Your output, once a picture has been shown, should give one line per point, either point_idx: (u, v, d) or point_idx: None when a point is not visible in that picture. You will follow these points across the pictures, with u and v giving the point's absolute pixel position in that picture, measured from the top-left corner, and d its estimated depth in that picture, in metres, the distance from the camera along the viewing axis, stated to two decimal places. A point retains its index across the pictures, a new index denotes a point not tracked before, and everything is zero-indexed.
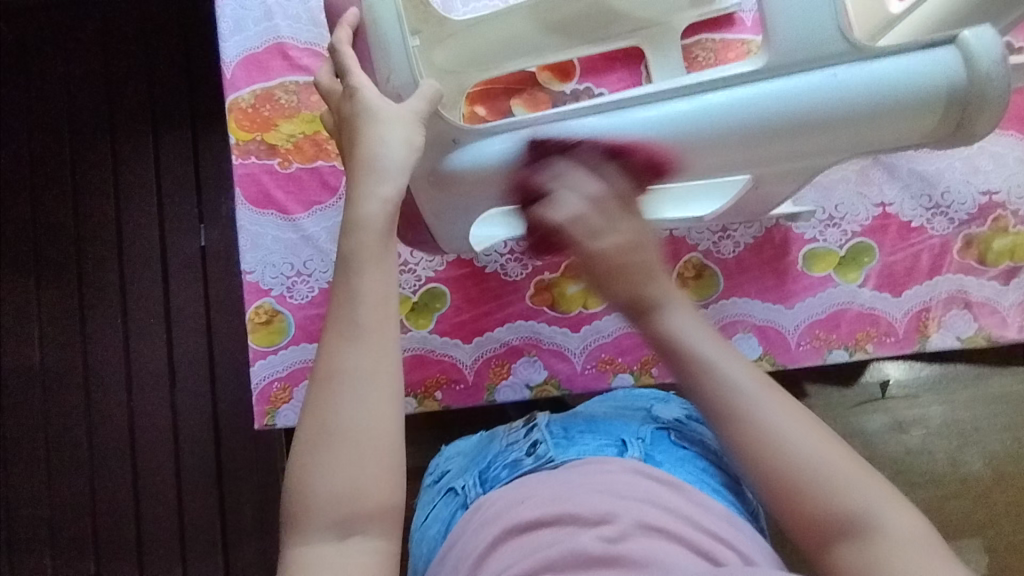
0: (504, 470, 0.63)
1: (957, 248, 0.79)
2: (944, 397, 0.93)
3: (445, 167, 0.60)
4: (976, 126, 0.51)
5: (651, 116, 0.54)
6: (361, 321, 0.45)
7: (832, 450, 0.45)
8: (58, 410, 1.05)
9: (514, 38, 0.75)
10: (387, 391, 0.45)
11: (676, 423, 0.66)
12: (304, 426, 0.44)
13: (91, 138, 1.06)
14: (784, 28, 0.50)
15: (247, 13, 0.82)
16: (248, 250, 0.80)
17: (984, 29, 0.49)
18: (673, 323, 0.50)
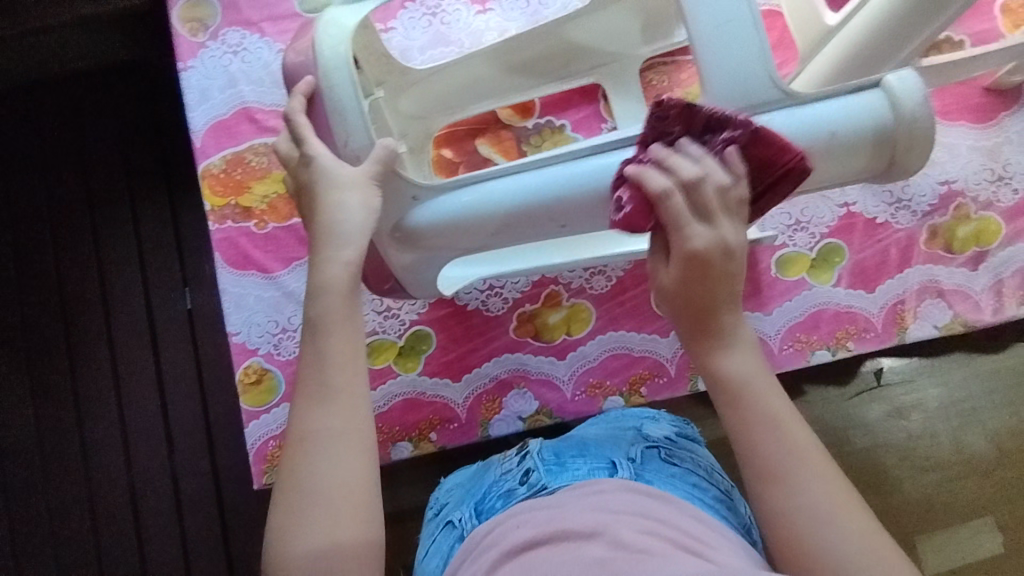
0: (499, 500, 0.64)
1: (923, 240, 0.81)
2: (937, 379, 0.94)
3: (410, 222, 0.62)
4: (907, 162, 0.57)
5: (600, 166, 0.58)
6: (329, 380, 0.47)
7: (839, 496, 0.48)
8: (58, 487, 1.05)
9: (474, 82, 0.78)
10: (357, 445, 0.46)
11: (665, 441, 0.70)
12: (281, 488, 0.45)
13: (70, 215, 1.07)
14: (720, 77, 0.54)
15: (211, 82, 0.84)
16: (232, 312, 0.81)
17: (907, 73, 0.55)
18: (731, 366, 0.53)
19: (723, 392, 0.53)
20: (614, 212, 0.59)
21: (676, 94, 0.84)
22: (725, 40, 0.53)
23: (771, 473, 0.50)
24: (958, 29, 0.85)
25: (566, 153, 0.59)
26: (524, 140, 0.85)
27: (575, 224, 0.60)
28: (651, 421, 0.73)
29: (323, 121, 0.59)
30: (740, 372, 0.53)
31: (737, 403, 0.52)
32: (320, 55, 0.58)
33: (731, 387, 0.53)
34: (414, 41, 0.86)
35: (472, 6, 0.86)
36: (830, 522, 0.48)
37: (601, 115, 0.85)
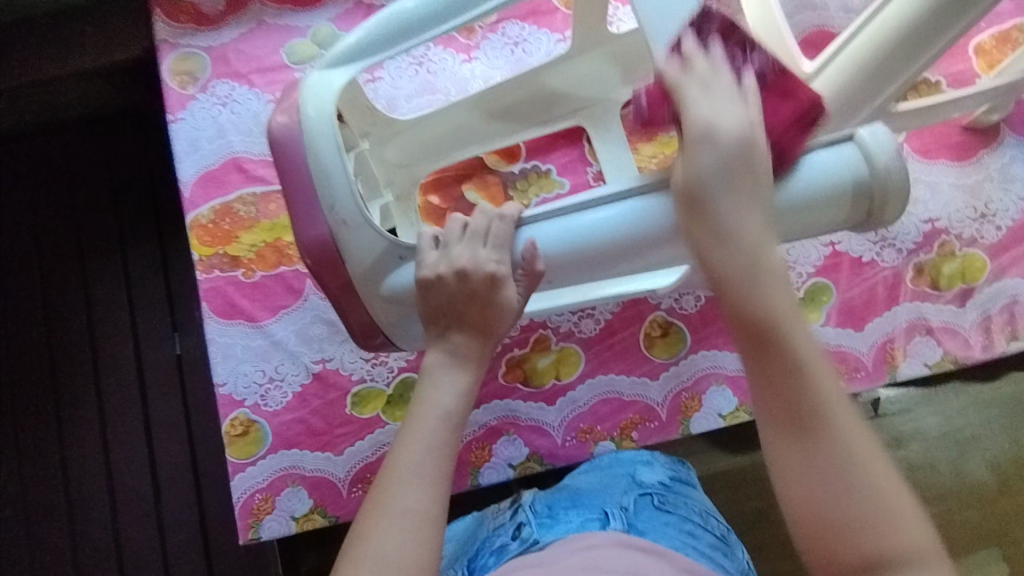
0: (491, 557, 0.63)
1: (909, 277, 0.81)
2: (937, 410, 0.94)
3: (389, 282, 0.62)
4: (885, 212, 0.57)
5: (593, 221, 0.59)
6: (421, 458, 0.51)
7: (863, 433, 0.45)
8: (42, 542, 1.02)
9: (458, 129, 0.79)
10: (428, 527, 0.49)
11: (659, 487, 0.70)
12: (351, 545, 0.49)
13: (61, 262, 1.07)
14: None
15: (200, 133, 0.85)
16: (219, 363, 0.80)
17: (878, 127, 0.57)
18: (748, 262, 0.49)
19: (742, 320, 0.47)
20: (618, 261, 0.59)
21: (660, 137, 0.84)
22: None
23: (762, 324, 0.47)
24: (935, 70, 0.87)
25: (566, 207, 0.60)
26: (510, 184, 0.85)
27: (584, 274, 0.61)
28: (644, 467, 0.73)
29: (306, 182, 0.60)
30: (769, 296, 0.47)
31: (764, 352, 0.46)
32: (305, 120, 0.59)
33: (765, 327, 0.46)
34: (400, 90, 0.87)
35: (458, 55, 0.88)
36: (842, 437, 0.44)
37: (587, 159, 0.85)
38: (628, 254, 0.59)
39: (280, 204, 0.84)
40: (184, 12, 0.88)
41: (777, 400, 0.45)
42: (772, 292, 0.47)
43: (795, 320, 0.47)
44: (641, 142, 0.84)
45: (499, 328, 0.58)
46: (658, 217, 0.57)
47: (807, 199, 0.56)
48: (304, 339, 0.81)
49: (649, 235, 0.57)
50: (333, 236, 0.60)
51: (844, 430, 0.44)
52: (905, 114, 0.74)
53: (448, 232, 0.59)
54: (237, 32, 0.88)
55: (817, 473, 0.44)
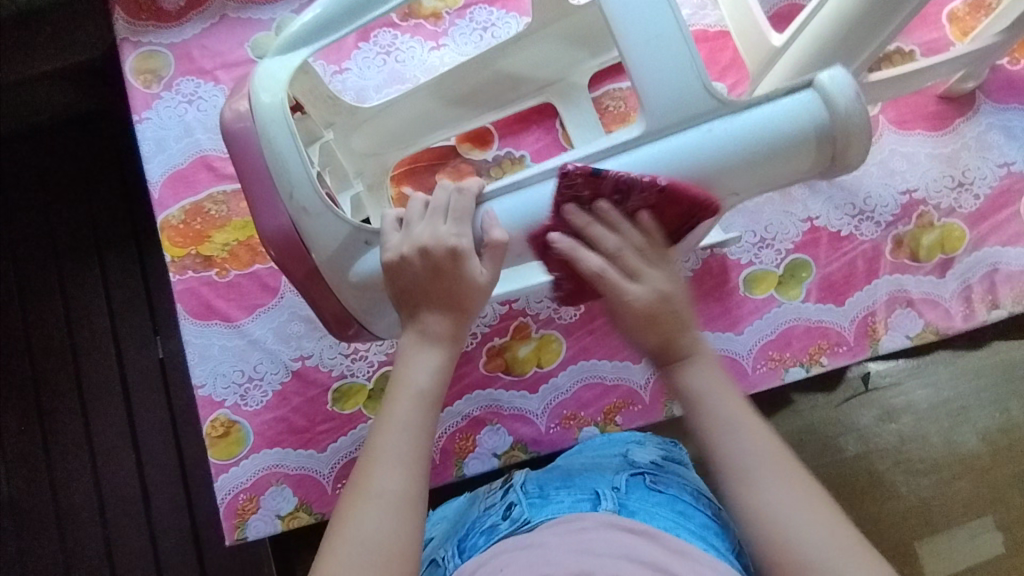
0: (481, 537, 0.63)
1: (889, 250, 0.81)
2: (924, 381, 0.94)
3: (358, 270, 0.61)
4: (849, 156, 0.55)
5: (551, 190, 0.58)
6: (397, 445, 0.53)
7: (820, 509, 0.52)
8: (33, 553, 1.02)
9: (425, 114, 0.77)
10: (407, 512, 0.51)
11: (650, 466, 0.70)
12: (333, 528, 0.51)
13: (37, 271, 1.06)
14: (656, 95, 0.54)
15: (167, 133, 0.84)
16: (197, 364, 0.79)
17: (837, 70, 0.55)
18: (694, 380, 0.58)
19: (695, 410, 0.57)
20: (586, 230, 0.58)
21: (634, 118, 0.83)
22: (658, 57, 0.54)
23: (738, 466, 0.55)
24: (908, 40, 0.86)
25: (526, 178, 0.59)
26: (485, 172, 0.84)
27: (551, 245, 0.60)
28: (637, 446, 0.73)
29: (263, 171, 0.59)
30: (704, 388, 0.58)
31: (713, 435, 0.56)
32: (258, 110, 0.58)
33: (711, 415, 0.57)
34: (369, 81, 0.85)
35: (426, 42, 0.86)
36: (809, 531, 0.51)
37: (561, 142, 0.84)
38: (596, 222, 0.58)
39: None
40: (145, 10, 0.86)
41: (734, 469, 0.55)
42: (703, 384, 0.58)
43: (734, 409, 0.57)
44: (615, 124, 0.83)
45: (471, 305, 0.57)
46: (625, 181, 0.56)
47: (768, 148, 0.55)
48: (282, 336, 0.80)
49: (616, 199, 0.57)
50: (294, 225, 0.60)
51: (784, 486, 0.53)
52: (876, 85, 0.73)
53: (410, 212, 0.59)
54: (199, 28, 0.86)
55: (767, 526, 0.52)
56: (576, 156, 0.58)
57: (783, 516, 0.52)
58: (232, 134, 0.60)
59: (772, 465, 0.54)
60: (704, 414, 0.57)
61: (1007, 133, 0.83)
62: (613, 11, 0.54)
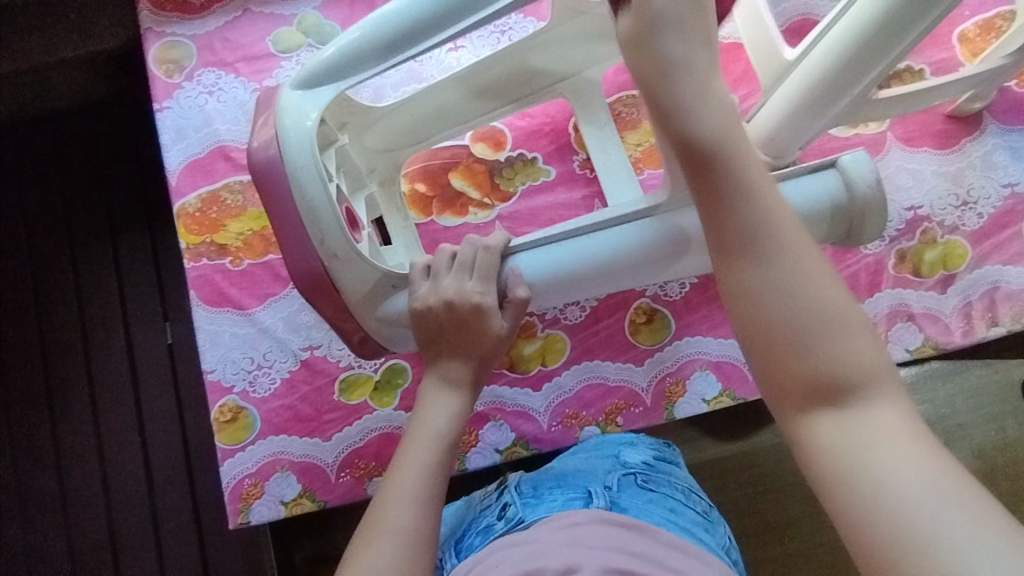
0: (478, 537, 0.65)
1: (891, 264, 0.82)
2: (921, 396, 0.95)
3: (387, 310, 0.64)
4: (863, 233, 0.62)
5: (579, 247, 0.62)
6: (412, 483, 0.55)
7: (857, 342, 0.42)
8: (35, 530, 1.03)
9: (442, 110, 0.78)
10: (419, 547, 0.52)
11: (641, 466, 0.71)
12: (347, 560, 0.52)
13: (51, 252, 1.07)
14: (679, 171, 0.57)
15: (187, 122, 0.85)
16: (207, 350, 0.81)
17: (857, 155, 0.62)
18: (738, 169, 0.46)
19: (739, 244, 0.44)
20: (613, 281, 0.63)
21: (646, 125, 0.85)
22: None
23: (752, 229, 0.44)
24: (918, 58, 0.87)
25: (557, 232, 0.63)
26: (497, 172, 0.85)
27: (578, 293, 0.64)
28: (628, 447, 0.74)
29: (286, 188, 0.59)
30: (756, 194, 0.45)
31: (761, 304, 0.43)
32: (284, 134, 0.59)
33: (759, 249, 0.44)
34: (386, 79, 0.87)
35: (445, 43, 0.88)
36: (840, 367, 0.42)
37: (573, 144, 0.85)
38: (619, 275, 0.63)
39: None
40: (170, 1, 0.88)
41: (757, 328, 0.43)
42: (766, 217, 0.45)
43: (801, 253, 0.44)
44: (626, 130, 0.85)
45: (494, 352, 0.62)
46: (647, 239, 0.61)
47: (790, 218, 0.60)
48: (292, 326, 0.82)
49: (640, 257, 0.61)
50: (325, 269, 0.61)
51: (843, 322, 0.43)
52: (884, 102, 0.75)
53: (438, 263, 0.62)
54: (222, 21, 0.88)
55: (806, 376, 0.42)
56: (601, 216, 0.62)
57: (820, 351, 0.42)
58: (258, 170, 0.59)
59: (843, 318, 0.43)
60: (754, 255, 0.44)
61: (1013, 153, 0.84)
62: None
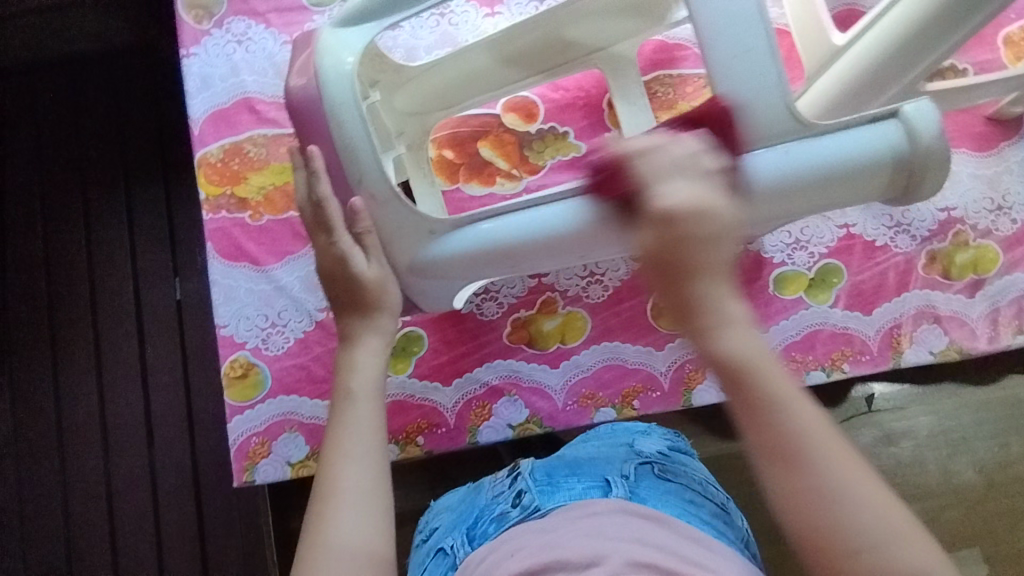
0: (491, 525, 0.63)
1: (921, 265, 0.81)
2: (929, 408, 0.94)
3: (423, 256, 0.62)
4: (922, 188, 0.58)
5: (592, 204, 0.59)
6: (357, 411, 0.54)
7: (868, 482, 0.44)
8: (31, 479, 1.02)
9: (473, 73, 0.76)
10: (375, 468, 0.51)
11: (658, 456, 0.69)
12: (310, 507, 0.50)
13: (62, 197, 1.05)
14: (734, 113, 0.55)
15: (213, 71, 0.83)
16: (222, 304, 0.79)
17: (923, 103, 0.56)
18: (707, 296, 0.46)
19: (727, 372, 0.46)
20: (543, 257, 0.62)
21: (681, 106, 0.83)
22: (740, 65, 0.54)
23: (739, 367, 0.46)
24: (963, 58, 0.85)
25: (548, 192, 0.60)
26: (527, 145, 0.83)
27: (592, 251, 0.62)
28: (642, 436, 0.73)
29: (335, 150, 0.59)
30: (739, 347, 0.46)
31: (776, 442, 0.45)
32: (324, 74, 0.58)
33: (751, 389, 0.46)
34: (420, 41, 0.85)
35: (481, 8, 0.85)
36: (862, 511, 0.44)
37: (606, 120, 0.83)
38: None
39: (292, 148, 0.82)
40: None
41: (805, 521, 0.44)
42: (733, 347, 0.46)
43: (785, 396, 0.46)
44: (661, 109, 0.83)
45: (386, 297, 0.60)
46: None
47: (828, 177, 0.56)
48: (310, 286, 0.80)
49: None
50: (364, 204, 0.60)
51: (835, 469, 0.45)
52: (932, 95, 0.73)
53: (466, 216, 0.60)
54: None
55: (819, 520, 0.44)
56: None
57: (842, 503, 0.44)
58: (297, 106, 0.60)
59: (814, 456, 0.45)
60: (739, 396, 0.46)
61: None
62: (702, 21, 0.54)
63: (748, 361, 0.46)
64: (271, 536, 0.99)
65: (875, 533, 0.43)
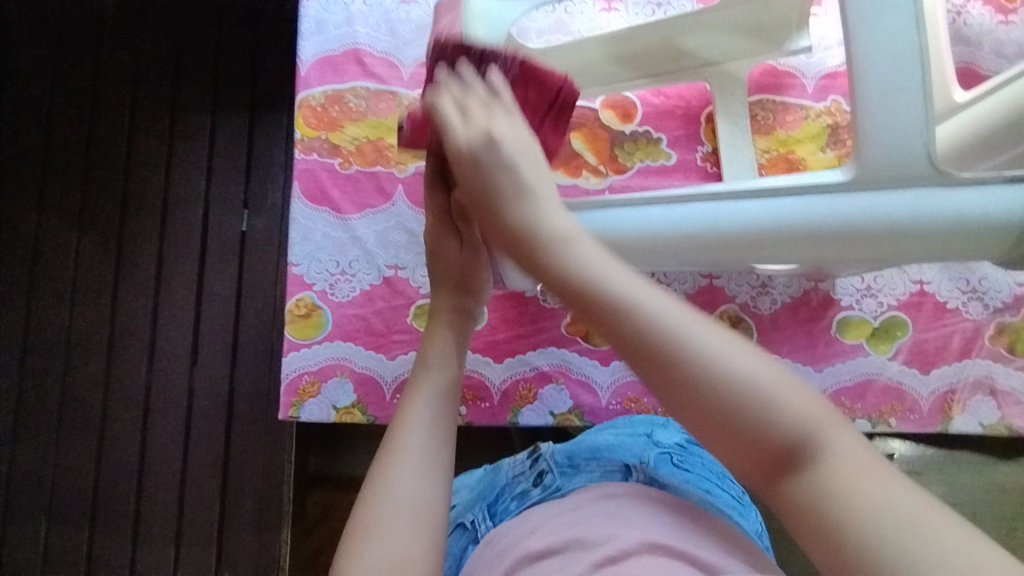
0: (513, 503, 0.65)
1: (988, 335, 0.80)
2: (947, 479, 0.93)
3: None
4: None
5: (703, 212, 0.61)
6: (434, 374, 0.54)
7: (770, 371, 0.39)
8: (75, 373, 1.06)
9: (583, 67, 0.77)
10: (445, 429, 0.51)
11: (676, 448, 0.68)
12: (377, 456, 0.50)
13: (153, 111, 1.09)
14: (877, 149, 0.56)
15: (330, 17, 0.85)
16: (298, 243, 0.81)
17: None
18: (574, 252, 0.46)
19: (569, 294, 0.44)
20: (645, 256, 0.64)
21: (777, 134, 0.83)
22: (890, 106, 0.55)
23: (591, 289, 0.44)
24: None
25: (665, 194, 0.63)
26: (618, 144, 0.84)
27: (694, 257, 0.63)
28: (661, 428, 0.72)
29: None
30: (570, 257, 0.46)
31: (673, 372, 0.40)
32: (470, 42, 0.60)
33: (620, 321, 0.42)
34: (533, 23, 0.85)
35: (598, 2, 0.86)
36: (764, 400, 0.38)
37: (701, 134, 0.84)
38: (762, 246, 0.60)
39: (391, 106, 0.84)
40: None
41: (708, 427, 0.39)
42: (585, 259, 0.45)
43: (652, 295, 0.42)
44: (759, 134, 0.83)
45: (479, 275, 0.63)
46: (831, 218, 0.58)
47: (952, 229, 0.57)
48: (384, 242, 0.82)
49: (792, 233, 0.59)
50: None
51: (732, 359, 0.39)
52: None
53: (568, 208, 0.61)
54: None
55: (725, 415, 0.39)
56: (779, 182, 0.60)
57: (745, 388, 0.38)
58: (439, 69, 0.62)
59: (716, 365, 0.39)
60: (600, 321, 0.43)
61: None
62: (862, 55, 0.55)
63: (550, 240, 0.48)
64: (287, 474, 1.02)
65: (790, 418, 0.38)
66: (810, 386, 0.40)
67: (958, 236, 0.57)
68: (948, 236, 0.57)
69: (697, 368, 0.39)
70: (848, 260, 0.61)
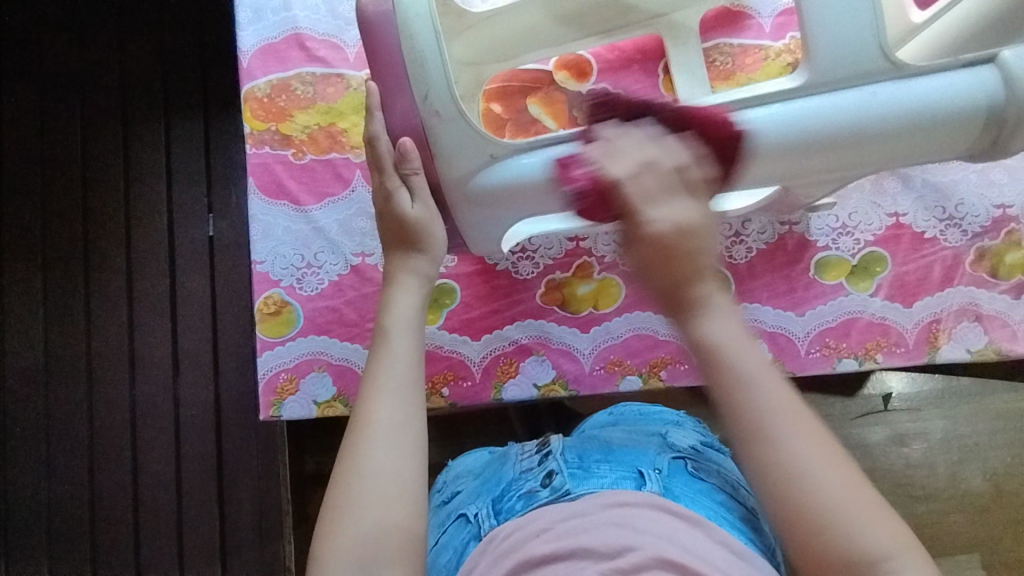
0: (518, 501, 0.61)
1: (969, 261, 0.79)
2: (946, 412, 0.93)
3: (477, 182, 0.62)
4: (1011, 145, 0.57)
5: None
6: (394, 345, 0.53)
7: (849, 478, 0.42)
8: (58, 396, 1.04)
9: (529, 31, 0.73)
10: (411, 399, 0.50)
11: (692, 452, 0.66)
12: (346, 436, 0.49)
13: (103, 122, 1.06)
14: (827, 50, 0.54)
15: (266, 3, 0.82)
16: (259, 241, 0.79)
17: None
18: (714, 328, 0.45)
19: (706, 354, 0.45)
20: None
21: (738, 78, 0.80)
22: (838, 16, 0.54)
23: (727, 358, 0.44)
24: None
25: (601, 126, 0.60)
26: None
27: None
28: (676, 429, 0.70)
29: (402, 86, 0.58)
30: (727, 333, 0.45)
31: (720, 370, 0.44)
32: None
33: (744, 380, 0.44)
34: None
35: None
36: (842, 506, 0.41)
37: (658, 86, 0.81)
38: (718, 168, 0.58)
39: (339, 90, 0.81)
40: None
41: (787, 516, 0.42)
42: (718, 332, 0.45)
43: (777, 388, 0.44)
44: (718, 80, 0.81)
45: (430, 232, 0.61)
46: (783, 127, 0.56)
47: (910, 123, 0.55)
48: (347, 230, 0.80)
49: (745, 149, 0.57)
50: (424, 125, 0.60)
51: (828, 477, 0.42)
52: None
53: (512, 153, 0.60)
54: None
55: (811, 513, 0.41)
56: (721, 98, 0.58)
57: (817, 489, 0.41)
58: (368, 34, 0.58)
59: (797, 457, 0.42)
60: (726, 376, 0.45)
61: None
62: None
63: (686, 291, 0.46)
64: (282, 476, 1.00)
65: (861, 531, 0.41)
66: (886, 507, 0.42)
67: (920, 131, 0.56)
68: (907, 133, 0.56)
69: (775, 446, 0.42)
70: (814, 173, 0.59)
